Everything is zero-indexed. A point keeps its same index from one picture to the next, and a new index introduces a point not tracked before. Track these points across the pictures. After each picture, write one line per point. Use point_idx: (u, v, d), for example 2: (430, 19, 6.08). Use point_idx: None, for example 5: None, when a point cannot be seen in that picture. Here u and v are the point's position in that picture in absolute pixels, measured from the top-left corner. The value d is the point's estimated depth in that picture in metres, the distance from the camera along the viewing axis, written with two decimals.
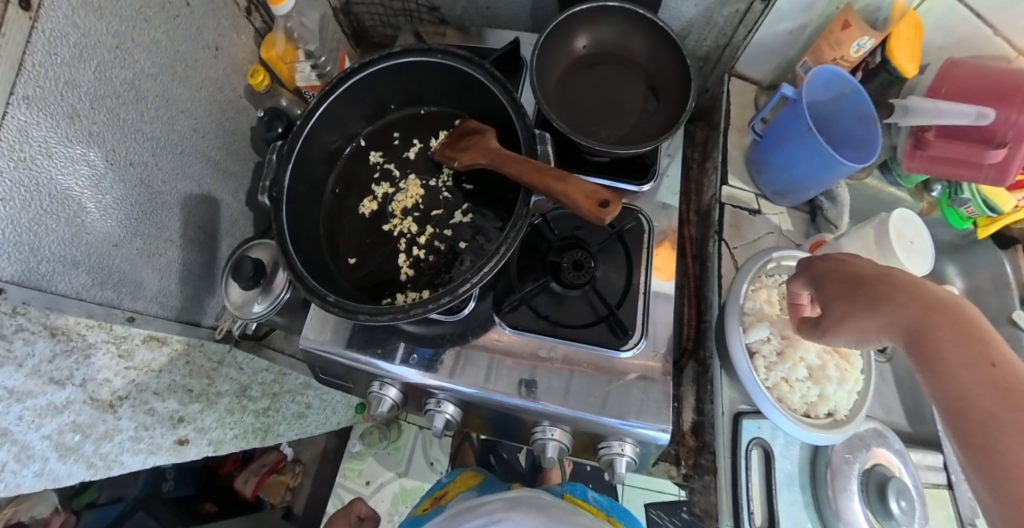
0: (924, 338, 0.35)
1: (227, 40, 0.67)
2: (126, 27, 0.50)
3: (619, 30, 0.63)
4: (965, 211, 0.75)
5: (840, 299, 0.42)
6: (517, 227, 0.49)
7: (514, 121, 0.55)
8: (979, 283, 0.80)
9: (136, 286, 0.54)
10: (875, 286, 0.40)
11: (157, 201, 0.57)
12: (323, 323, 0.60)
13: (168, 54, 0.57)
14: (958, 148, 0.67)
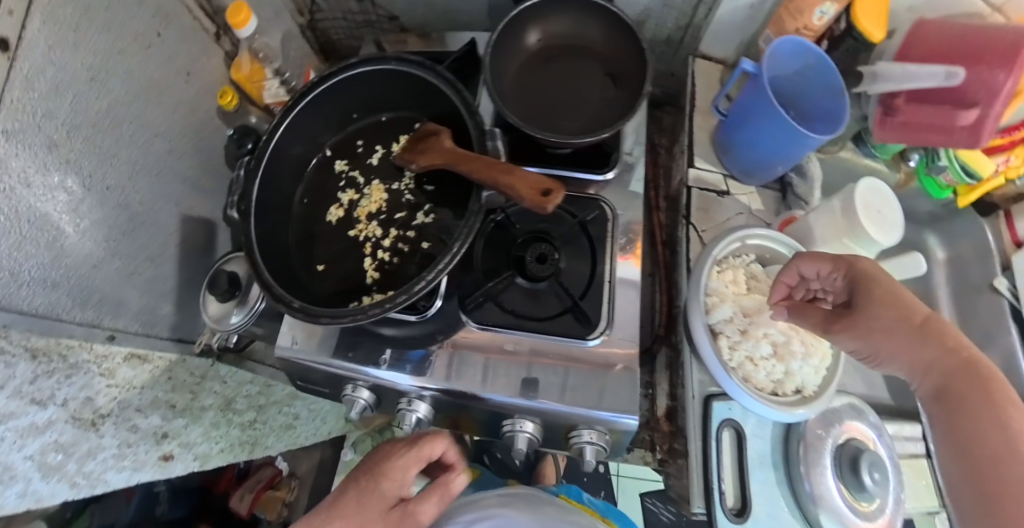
0: (954, 378, 0.39)
1: (198, 64, 0.69)
2: (100, 59, 0.52)
3: (571, 21, 0.64)
4: (943, 179, 0.74)
5: (876, 310, 0.44)
6: (470, 223, 0.50)
7: (466, 120, 0.56)
8: (964, 252, 0.79)
9: (117, 305, 0.57)
10: (913, 316, 0.43)
11: (135, 221, 0.59)
12: (309, 333, 0.60)
13: (140, 81, 0.59)
14: (931, 111, 0.66)
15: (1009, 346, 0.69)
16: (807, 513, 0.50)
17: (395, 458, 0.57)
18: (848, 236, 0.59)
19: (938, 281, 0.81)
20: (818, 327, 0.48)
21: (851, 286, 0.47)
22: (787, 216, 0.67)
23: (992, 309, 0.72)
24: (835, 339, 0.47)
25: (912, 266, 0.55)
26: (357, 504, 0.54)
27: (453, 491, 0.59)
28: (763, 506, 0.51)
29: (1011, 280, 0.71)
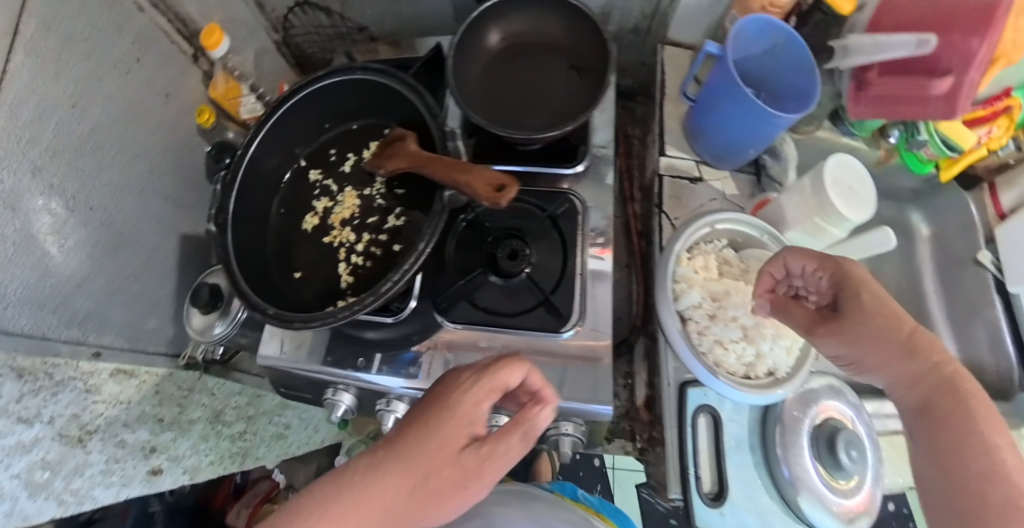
0: (938, 389, 0.41)
1: (179, 86, 0.70)
2: (81, 86, 0.54)
3: (531, 18, 0.65)
4: (924, 153, 0.73)
5: (866, 320, 0.44)
6: (435, 222, 0.51)
7: (430, 123, 0.57)
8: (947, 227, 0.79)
9: (102, 322, 0.58)
10: (900, 330, 0.43)
11: (119, 240, 0.61)
12: (300, 339, 0.61)
13: (121, 104, 0.61)
14: (901, 83, 0.65)
15: (994, 318, 0.69)
16: (785, 495, 0.50)
17: (463, 379, 0.42)
18: (820, 214, 0.58)
19: (923, 257, 0.81)
20: (803, 328, 0.48)
21: (841, 291, 0.47)
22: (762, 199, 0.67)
23: (977, 282, 0.72)
24: (820, 343, 0.47)
25: (881, 240, 0.54)
26: (405, 461, 0.38)
27: (537, 429, 0.41)
28: (740, 488, 0.51)
29: (995, 254, 0.71)
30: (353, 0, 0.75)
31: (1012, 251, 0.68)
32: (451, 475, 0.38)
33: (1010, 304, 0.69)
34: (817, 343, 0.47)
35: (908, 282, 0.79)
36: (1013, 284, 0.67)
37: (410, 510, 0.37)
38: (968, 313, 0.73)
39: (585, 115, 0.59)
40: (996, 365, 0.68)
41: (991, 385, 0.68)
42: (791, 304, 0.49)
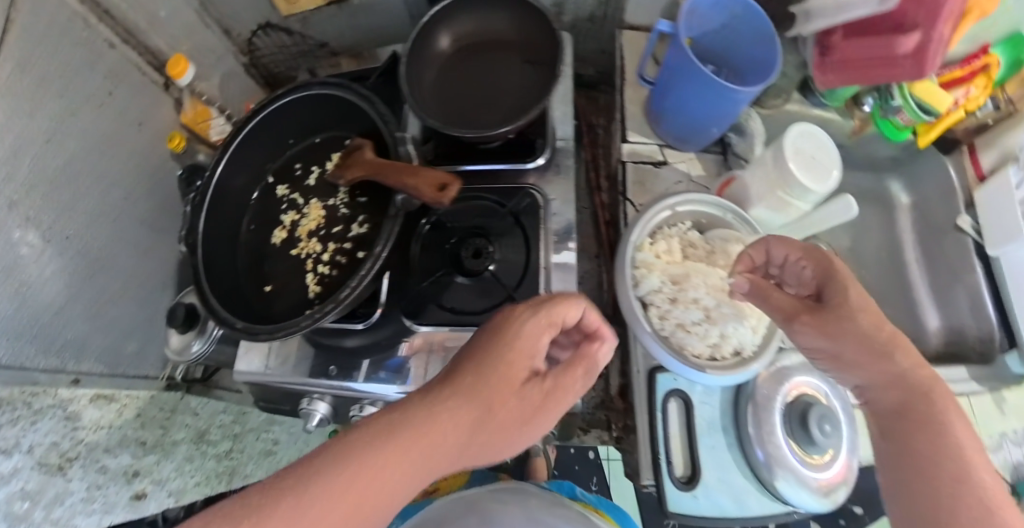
0: (915, 394, 0.38)
1: (154, 115, 0.70)
2: (56, 122, 0.55)
3: (478, 18, 0.66)
4: (900, 118, 0.71)
5: (848, 316, 0.41)
6: (392, 225, 0.53)
7: (384, 132, 0.59)
8: (926, 196, 0.79)
9: (79, 349, 0.59)
10: (871, 333, 0.40)
11: (96, 266, 0.61)
12: (287, 353, 0.63)
13: (94, 134, 0.60)
14: (866, 44, 0.64)
15: (974, 283, 0.70)
16: (760, 474, 0.50)
17: (525, 315, 0.41)
18: (783, 189, 0.56)
19: (904, 227, 0.81)
20: (782, 315, 0.45)
21: (825, 283, 0.44)
22: (727, 178, 0.66)
23: (958, 248, 0.72)
24: (798, 333, 0.43)
25: (845, 209, 0.54)
26: (478, 395, 0.36)
27: (592, 367, 0.43)
28: (713, 470, 0.51)
29: (975, 219, 0.71)
30: (313, 19, 0.77)
31: (991, 214, 0.68)
32: (521, 409, 0.38)
33: (988, 269, 0.70)
34: (795, 333, 0.43)
35: (888, 253, 0.80)
36: (992, 247, 0.67)
37: (482, 443, 0.36)
38: (949, 279, 0.74)
39: (537, 108, 0.59)
40: (978, 329, 0.69)
41: (975, 349, 0.69)
42: (771, 290, 0.46)
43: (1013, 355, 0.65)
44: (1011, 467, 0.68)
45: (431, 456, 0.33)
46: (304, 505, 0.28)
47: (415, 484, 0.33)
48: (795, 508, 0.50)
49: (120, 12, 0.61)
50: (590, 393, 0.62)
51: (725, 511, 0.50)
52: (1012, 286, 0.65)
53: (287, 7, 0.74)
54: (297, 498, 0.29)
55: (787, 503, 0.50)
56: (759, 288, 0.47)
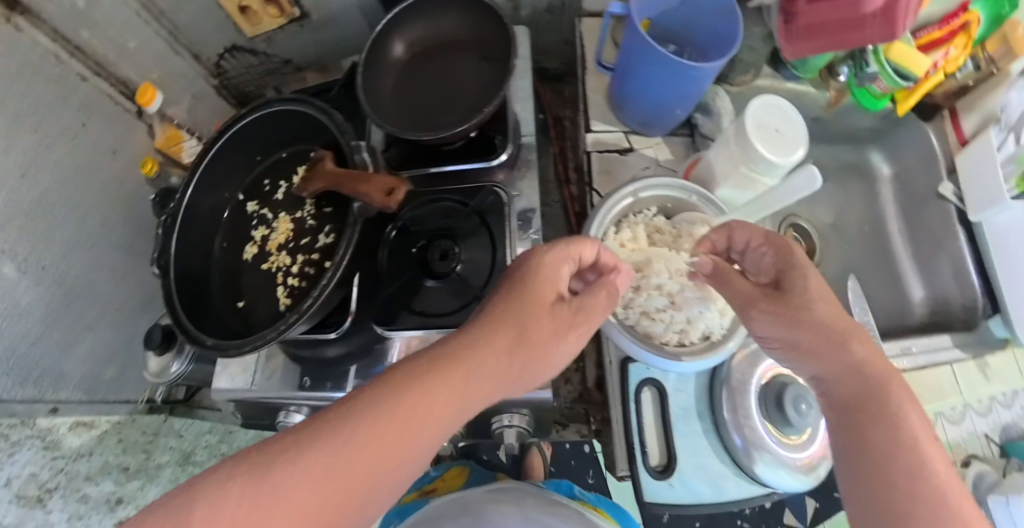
0: (871, 386, 0.38)
1: (126, 142, 0.70)
2: (29, 157, 0.56)
3: (428, 24, 0.68)
4: (876, 86, 0.69)
5: (806, 307, 0.41)
6: (354, 226, 0.53)
7: (340, 140, 0.59)
8: (908, 165, 0.78)
9: (57, 378, 0.60)
10: (829, 325, 0.40)
11: (72, 293, 0.62)
12: (274, 368, 0.62)
13: (70, 166, 0.61)
14: (832, 8, 0.59)
15: (957, 252, 0.72)
16: (738, 460, 0.50)
17: (540, 252, 0.42)
18: (748, 163, 0.55)
19: (886, 199, 0.82)
20: (741, 301, 0.45)
21: (783, 271, 0.44)
22: (692, 160, 0.66)
23: (942, 217, 0.74)
24: (756, 320, 0.43)
25: (807, 179, 0.49)
26: (498, 318, 0.38)
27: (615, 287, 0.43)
28: (689, 457, 0.51)
29: (956, 185, 0.72)
30: (278, 37, 0.77)
31: (972, 180, 0.69)
32: (544, 324, 0.39)
33: (971, 236, 0.72)
34: (753, 320, 0.43)
35: (871, 227, 0.82)
36: (975, 214, 0.70)
37: (509, 361, 0.37)
38: (932, 249, 0.76)
39: (493, 105, 0.59)
40: (962, 297, 0.72)
41: (959, 317, 0.72)
42: (733, 275, 0.46)
43: (997, 319, 0.69)
44: (1001, 427, 0.72)
45: (457, 375, 0.35)
46: (346, 423, 0.31)
47: (452, 402, 0.34)
48: (774, 489, 0.50)
49: (90, 47, 0.62)
50: (568, 389, 0.63)
51: (702, 497, 0.50)
52: (996, 252, 0.68)
53: (251, 29, 0.73)
54: (343, 418, 0.32)
55: (766, 485, 0.50)
56: (721, 271, 0.47)
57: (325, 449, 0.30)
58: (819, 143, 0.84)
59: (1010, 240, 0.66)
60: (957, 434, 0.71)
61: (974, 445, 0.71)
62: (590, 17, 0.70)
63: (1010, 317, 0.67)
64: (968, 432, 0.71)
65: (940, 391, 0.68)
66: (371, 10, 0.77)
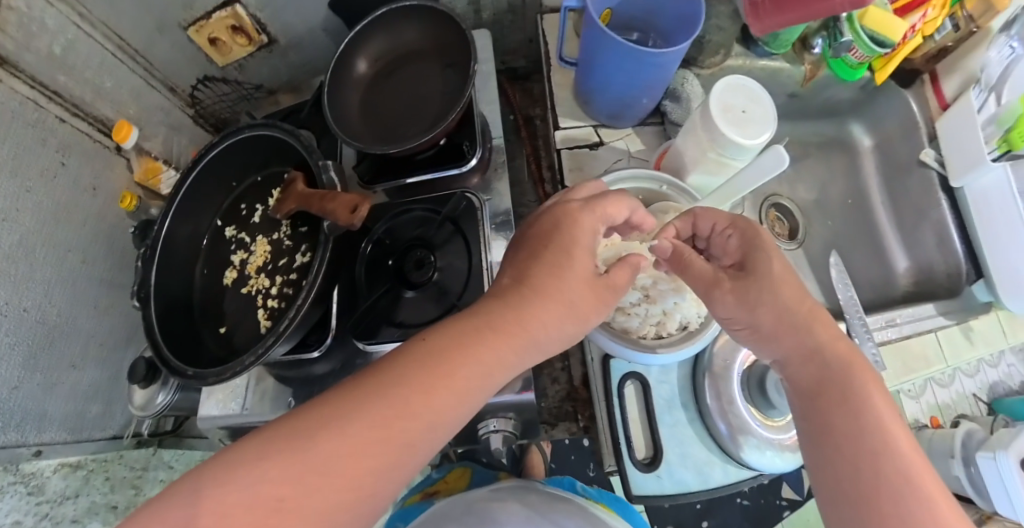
0: (831, 369, 0.42)
1: (106, 177, 0.69)
2: (9, 201, 0.55)
3: (388, 36, 0.68)
4: (853, 56, 0.66)
5: (769, 289, 0.43)
6: (326, 246, 0.53)
7: (308, 159, 0.60)
8: (889, 134, 0.79)
9: (40, 419, 0.61)
10: (790, 306, 0.43)
11: (55, 333, 0.61)
12: (263, 395, 0.62)
13: (49, 207, 0.60)
14: None
15: (941, 218, 0.72)
16: (724, 446, 0.52)
17: (580, 219, 0.43)
18: (716, 148, 0.53)
19: (868, 169, 0.82)
20: (704, 283, 0.45)
21: (744, 253, 0.45)
22: (663, 148, 0.66)
23: (924, 184, 0.73)
24: (718, 302, 0.44)
25: (774, 160, 0.48)
26: (538, 289, 0.40)
27: (638, 259, 0.45)
28: (673, 448, 0.53)
29: (937, 150, 0.72)
30: (249, 65, 0.81)
31: (951, 144, 0.69)
32: (582, 294, 0.41)
33: (953, 202, 0.71)
34: (716, 301, 0.44)
35: (854, 200, 0.83)
36: (957, 179, 0.69)
37: (551, 331, 0.40)
38: (915, 219, 0.76)
39: (455, 112, 0.59)
40: (945, 262, 0.72)
41: (943, 285, 0.73)
42: (692, 259, 0.46)
43: (980, 284, 0.69)
44: (988, 385, 0.86)
45: (496, 343, 0.38)
46: (404, 385, 0.35)
47: (493, 368, 0.38)
48: (758, 471, 0.52)
49: (67, 90, 0.62)
50: (557, 387, 0.71)
51: (687, 485, 0.52)
52: (977, 218, 0.68)
53: (222, 59, 0.77)
54: (398, 380, 0.35)
55: (751, 468, 0.52)
56: (679, 255, 0.46)
57: (384, 406, 0.34)
58: (799, 119, 0.85)
59: (988, 205, 0.66)
60: (947, 396, 0.85)
61: (964, 405, 0.84)
62: (552, 13, 0.71)
63: (994, 283, 0.67)
64: (958, 393, 0.85)
65: (926, 359, 0.71)
66: (335, 29, 0.81)
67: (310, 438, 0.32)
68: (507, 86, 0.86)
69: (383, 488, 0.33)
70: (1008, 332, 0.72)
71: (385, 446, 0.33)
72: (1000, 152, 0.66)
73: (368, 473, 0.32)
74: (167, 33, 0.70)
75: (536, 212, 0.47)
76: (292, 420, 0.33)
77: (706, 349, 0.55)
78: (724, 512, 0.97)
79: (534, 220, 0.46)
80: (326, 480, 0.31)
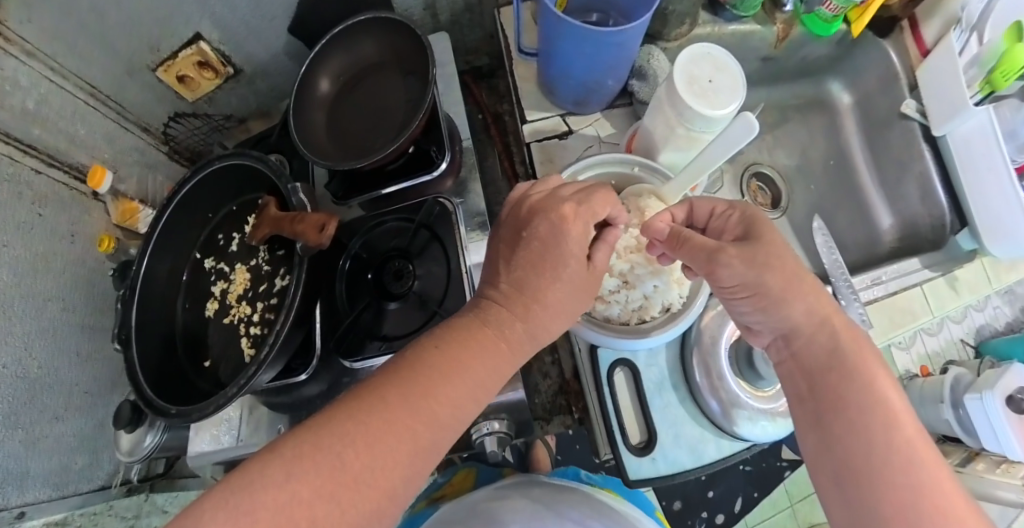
0: (838, 342, 0.41)
1: (83, 223, 0.69)
2: None
3: (345, 51, 0.67)
4: (826, 9, 0.66)
5: (769, 252, 0.41)
6: (302, 269, 0.53)
7: (278, 183, 0.59)
8: (867, 89, 0.78)
9: (23, 479, 0.61)
10: (790, 272, 0.42)
11: (37, 387, 0.61)
12: (255, 426, 0.62)
13: (28, 259, 0.60)
14: None
15: (924, 170, 0.71)
16: (717, 422, 0.54)
17: (568, 227, 0.42)
18: (684, 123, 0.51)
19: (849, 127, 0.81)
20: (705, 251, 0.42)
21: (747, 229, 0.44)
22: (631, 131, 0.64)
23: (905, 136, 0.72)
24: (725, 266, 0.41)
25: (744, 128, 0.42)
26: (536, 295, 0.41)
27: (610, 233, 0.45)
28: (666, 429, 0.54)
29: (918, 101, 0.70)
30: (218, 96, 0.81)
31: (932, 93, 0.67)
32: (576, 296, 0.43)
33: (935, 149, 0.70)
34: (720, 265, 0.41)
35: (836, 160, 0.82)
36: (937, 129, 0.67)
37: (546, 333, 0.42)
38: (898, 173, 0.75)
39: (418, 118, 0.58)
40: (930, 215, 0.71)
41: (927, 238, 0.72)
42: (690, 234, 0.44)
43: (963, 233, 0.69)
44: (975, 330, 0.84)
45: (490, 347, 0.39)
46: (421, 395, 0.35)
47: (485, 372, 0.38)
48: (751, 442, 0.54)
49: (42, 141, 0.61)
50: (549, 382, 0.74)
51: (682, 464, 0.54)
52: (961, 165, 0.67)
53: (192, 94, 0.77)
54: (416, 391, 0.35)
55: (744, 440, 0.54)
56: (677, 233, 0.45)
57: (397, 413, 0.34)
58: (775, 83, 0.83)
59: (972, 148, 0.65)
60: (936, 344, 0.83)
61: (951, 351, 0.83)
62: (509, 6, 0.70)
63: (977, 230, 0.67)
64: (946, 341, 0.84)
65: (913, 313, 0.71)
66: (297, 51, 0.81)
67: (340, 456, 0.32)
68: (472, 83, 0.85)
69: (407, 494, 0.34)
70: (993, 277, 0.72)
71: (409, 456, 0.34)
72: (983, 95, 0.64)
73: (395, 481, 0.33)
74: (136, 75, 0.70)
75: (523, 206, 0.44)
76: (316, 440, 0.32)
77: (691, 327, 0.57)
78: (729, 480, 1.00)
79: (523, 220, 0.43)
80: (354, 492, 0.32)
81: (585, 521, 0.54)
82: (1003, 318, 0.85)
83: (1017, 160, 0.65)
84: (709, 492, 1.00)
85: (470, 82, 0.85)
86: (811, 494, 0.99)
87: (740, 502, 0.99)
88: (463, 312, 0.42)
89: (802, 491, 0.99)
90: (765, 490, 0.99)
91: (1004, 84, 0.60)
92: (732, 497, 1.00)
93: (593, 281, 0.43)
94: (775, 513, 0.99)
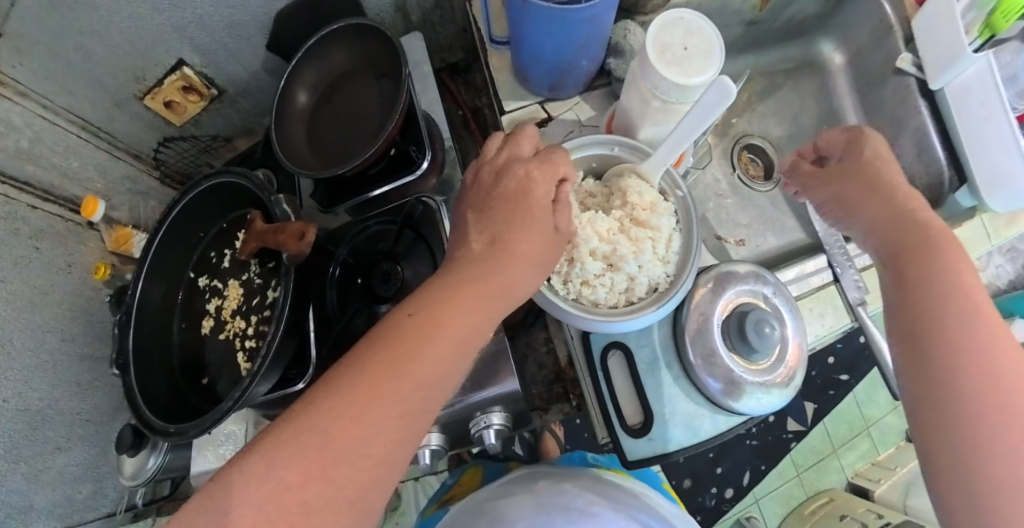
0: (934, 264, 0.45)
1: (78, 253, 0.70)
2: None
3: (318, 60, 0.66)
4: None
5: (855, 171, 0.54)
6: (287, 279, 0.52)
7: (264, 198, 0.58)
8: (859, 46, 0.76)
9: (27, 511, 0.62)
10: (879, 191, 0.52)
11: (38, 418, 0.62)
12: None
13: (26, 293, 0.61)
14: None
15: (920, 126, 0.69)
16: (712, 399, 0.54)
17: (536, 184, 0.43)
18: (659, 96, 0.49)
19: (840, 88, 0.80)
20: (809, 174, 0.60)
21: (850, 147, 0.56)
22: (610, 112, 0.64)
23: (900, 91, 0.71)
24: (814, 186, 0.59)
25: (718, 95, 0.40)
26: (506, 245, 0.41)
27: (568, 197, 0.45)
28: (662, 408, 0.55)
29: (913, 53, 0.68)
30: (204, 118, 0.82)
31: (927, 44, 0.65)
32: (544, 242, 0.43)
33: (932, 104, 0.68)
34: (812, 187, 0.59)
35: (829, 124, 0.81)
36: (934, 82, 0.66)
37: (522, 286, 0.42)
38: (894, 130, 0.73)
39: (395, 120, 0.57)
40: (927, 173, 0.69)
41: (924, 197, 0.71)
42: (804, 164, 0.61)
43: (962, 190, 0.67)
44: None
45: (473, 307, 0.39)
46: (402, 361, 0.35)
47: (466, 332, 0.38)
48: (747, 414, 0.55)
49: (36, 177, 0.63)
50: (545, 372, 0.73)
51: (679, 441, 0.55)
52: (958, 117, 0.65)
53: (178, 119, 0.78)
54: (402, 354, 0.35)
55: (740, 413, 0.54)
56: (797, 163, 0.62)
57: (378, 381, 0.34)
58: (763, 49, 0.81)
59: (969, 98, 0.62)
60: None
61: None
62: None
63: (976, 185, 0.64)
64: None
65: None
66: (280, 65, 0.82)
67: (324, 434, 0.32)
68: (449, 81, 0.86)
69: (404, 456, 0.35)
70: (992, 232, 0.73)
71: (402, 423, 0.34)
72: (981, 41, 0.63)
73: (389, 449, 0.33)
74: (124, 106, 0.70)
75: (487, 168, 0.47)
76: (297, 421, 0.32)
77: (682, 307, 0.57)
78: (736, 454, 1.00)
79: (491, 183, 0.45)
80: (346, 464, 0.32)
81: (590, 508, 0.53)
82: (1006, 276, 0.83)
83: (1017, 106, 0.63)
84: (717, 468, 0.99)
85: (448, 81, 0.86)
86: (817, 461, 0.99)
87: (748, 475, 0.99)
88: (440, 274, 0.41)
89: (809, 461, 0.99)
90: (772, 462, 0.99)
91: (1005, 25, 0.59)
92: (740, 471, 0.99)
93: (559, 237, 0.44)
94: (783, 482, 0.99)
